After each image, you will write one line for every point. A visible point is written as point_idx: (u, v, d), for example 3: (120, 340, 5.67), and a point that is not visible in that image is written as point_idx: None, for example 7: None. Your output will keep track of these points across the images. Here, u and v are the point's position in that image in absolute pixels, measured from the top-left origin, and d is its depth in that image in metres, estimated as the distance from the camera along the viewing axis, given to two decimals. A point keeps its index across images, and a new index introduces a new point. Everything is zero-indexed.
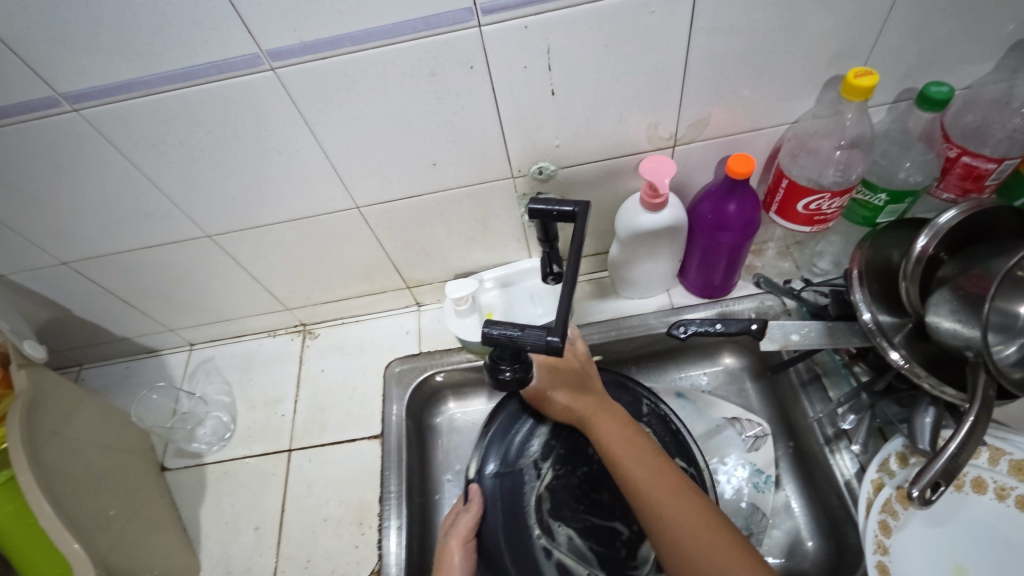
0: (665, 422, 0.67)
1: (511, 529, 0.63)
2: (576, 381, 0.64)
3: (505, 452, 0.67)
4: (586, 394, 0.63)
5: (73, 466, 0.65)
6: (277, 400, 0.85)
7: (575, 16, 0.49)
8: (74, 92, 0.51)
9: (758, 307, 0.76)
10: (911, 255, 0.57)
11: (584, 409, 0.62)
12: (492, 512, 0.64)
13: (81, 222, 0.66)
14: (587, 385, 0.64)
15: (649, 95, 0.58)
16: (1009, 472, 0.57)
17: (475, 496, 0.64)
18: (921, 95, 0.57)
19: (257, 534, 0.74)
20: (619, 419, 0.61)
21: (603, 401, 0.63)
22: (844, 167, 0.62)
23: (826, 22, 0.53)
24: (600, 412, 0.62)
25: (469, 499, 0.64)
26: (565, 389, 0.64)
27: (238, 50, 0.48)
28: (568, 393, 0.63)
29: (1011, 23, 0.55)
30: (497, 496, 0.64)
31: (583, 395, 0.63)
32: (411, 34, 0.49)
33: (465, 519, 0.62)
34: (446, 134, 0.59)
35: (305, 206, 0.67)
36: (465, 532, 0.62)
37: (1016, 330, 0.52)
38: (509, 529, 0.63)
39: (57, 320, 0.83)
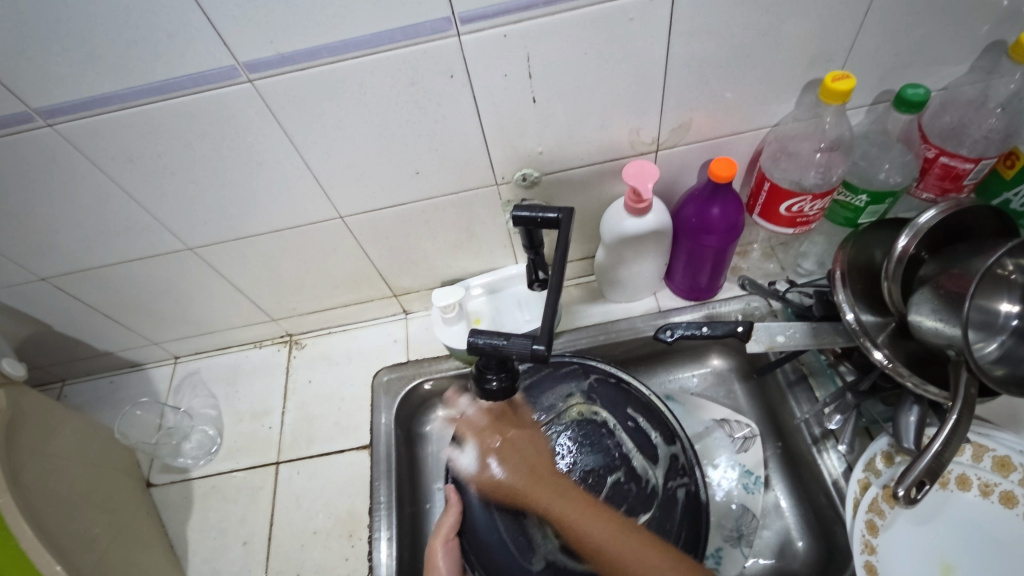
0: (627, 415, 0.66)
1: (514, 530, 0.59)
2: (526, 458, 0.61)
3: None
4: (533, 477, 0.60)
5: (54, 486, 0.64)
6: (264, 412, 0.84)
7: (554, 25, 0.49)
8: (48, 108, 0.50)
9: (744, 308, 0.76)
10: (893, 256, 0.57)
11: (534, 496, 0.59)
12: (482, 521, 0.60)
13: (58, 237, 0.65)
14: (530, 453, 0.62)
15: (631, 100, 0.58)
16: (992, 468, 0.58)
17: (456, 495, 0.62)
18: (898, 97, 0.57)
19: (246, 549, 0.73)
20: (572, 494, 0.59)
21: (551, 480, 0.60)
22: (825, 169, 0.63)
23: (802, 25, 0.53)
24: (546, 492, 0.59)
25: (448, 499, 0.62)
26: (515, 467, 0.61)
27: (214, 62, 0.48)
28: (518, 473, 0.60)
29: (984, 24, 0.56)
30: (485, 502, 0.61)
31: (534, 474, 0.60)
32: (389, 45, 0.49)
33: (444, 520, 0.60)
34: (428, 143, 0.59)
35: (287, 217, 0.67)
36: (447, 530, 0.60)
37: (997, 327, 0.53)
38: (510, 536, 0.59)
39: (37, 336, 0.81)
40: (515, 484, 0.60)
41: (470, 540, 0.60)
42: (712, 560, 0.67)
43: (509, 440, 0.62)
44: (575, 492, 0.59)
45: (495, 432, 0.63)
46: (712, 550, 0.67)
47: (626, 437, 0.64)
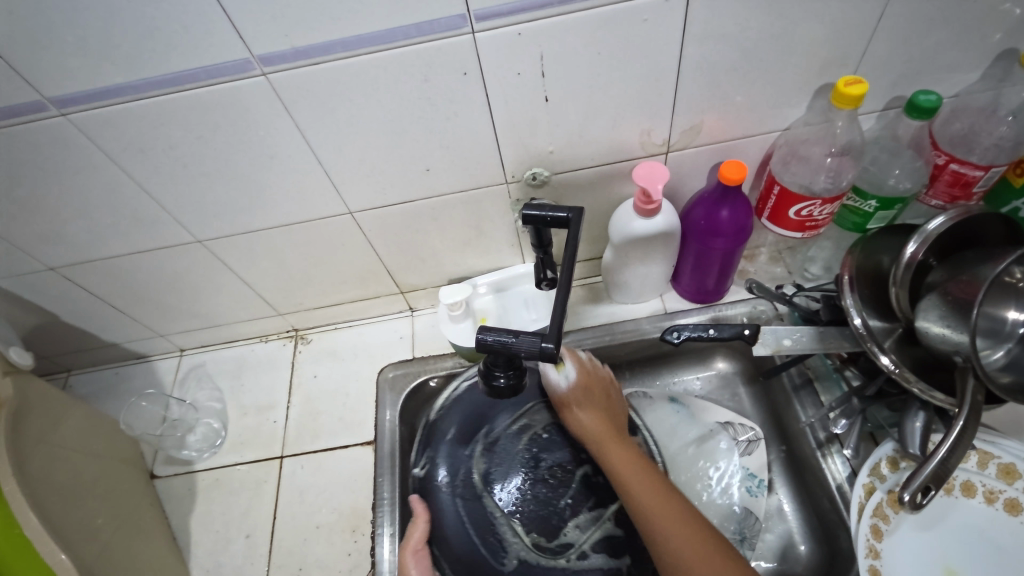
0: None
1: (484, 532, 0.61)
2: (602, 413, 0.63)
3: (455, 455, 0.65)
4: (605, 422, 0.61)
5: (59, 475, 0.65)
6: (269, 406, 0.84)
7: (568, 24, 0.50)
8: (63, 97, 0.50)
9: (750, 311, 0.76)
10: (901, 262, 0.57)
11: (598, 439, 0.60)
12: (454, 526, 0.61)
13: (69, 227, 0.65)
14: (610, 408, 0.64)
15: (643, 101, 0.58)
16: (997, 475, 0.58)
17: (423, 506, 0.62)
18: (910, 103, 0.57)
19: (248, 542, 0.73)
20: (628, 446, 0.59)
21: (618, 435, 0.60)
22: (835, 173, 0.63)
23: (816, 29, 0.53)
24: (609, 441, 0.59)
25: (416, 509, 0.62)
26: (589, 418, 0.62)
27: (229, 55, 0.48)
28: (591, 415, 0.62)
29: (997, 32, 0.56)
30: (455, 506, 0.62)
31: (605, 424, 0.61)
32: (404, 41, 0.49)
33: (413, 532, 0.60)
34: (440, 140, 0.59)
35: (296, 211, 0.67)
36: (417, 542, 0.60)
37: (1004, 335, 0.53)
38: (482, 538, 0.61)
39: (45, 326, 0.81)
40: (588, 424, 0.62)
41: (441, 547, 0.60)
42: None
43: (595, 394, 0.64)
44: (632, 449, 0.59)
45: (587, 378, 0.65)
46: None
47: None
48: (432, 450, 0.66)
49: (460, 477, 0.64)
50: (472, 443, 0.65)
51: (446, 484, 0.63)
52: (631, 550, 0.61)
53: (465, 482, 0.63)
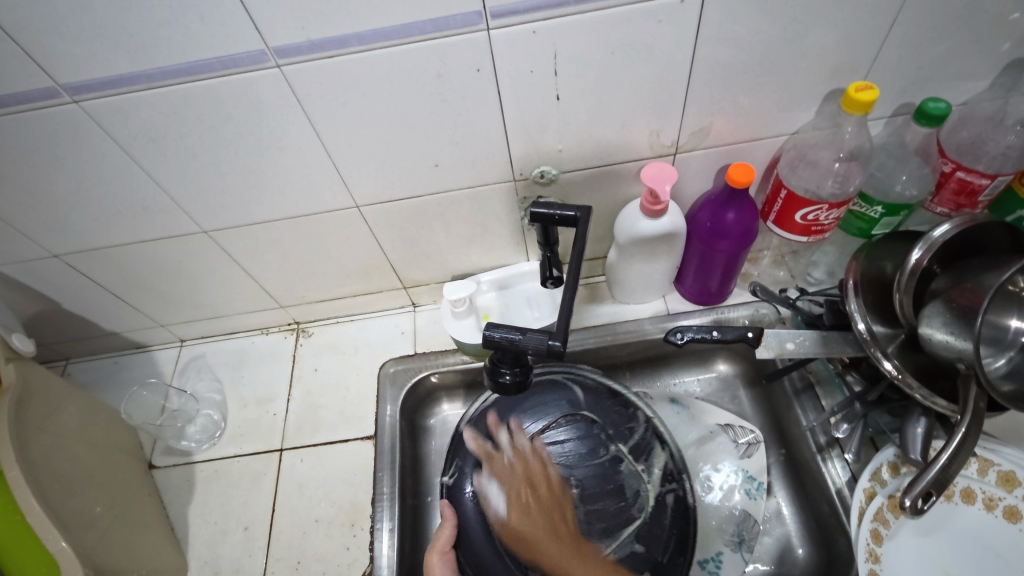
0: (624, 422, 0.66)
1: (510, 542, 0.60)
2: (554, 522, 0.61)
3: (482, 465, 0.64)
4: (558, 540, 0.60)
5: (60, 463, 0.65)
6: (270, 399, 0.84)
7: (583, 23, 0.50)
8: (74, 84, 0.50)
9: (753, 315, 0.77)
10: (906, 268, 0.57)
11: (558, 562, 0.58)
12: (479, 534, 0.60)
13: (74, 214, 0.65)
14: (562, 517, 0.61)
15: (654, 102, 0.58)
16: (997, 482, 0.58)
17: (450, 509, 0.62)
18: (919, 110, 0.57)
19: (247, 534, 0.73)
20: (595, 555, 0.58)
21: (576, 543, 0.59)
22: (843, 178, 0.63)
23: (828, 35, 0.53)
24: (573, 557, 0.58)
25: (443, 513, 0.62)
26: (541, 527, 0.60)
27: (244, 46, 0.48)
28: (545, 533, 0.60)
29: (1006, 42, 0.56)
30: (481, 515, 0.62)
31: (556, 538, 0.60)
32: (418, 36, 0.49)
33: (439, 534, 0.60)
34: (450, 136, 0.59)
35: (303, 204, 0.67)
36: (444, 545, 0.60)
37: (1007, 343, 0.53)
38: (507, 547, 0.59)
39: (46, 313, 0.81)
40: (545, 549, 0.59)
41: (467, 552, 0.60)
42: (712, 565, 0.67)
43: (541, 502, 0.62)
44: (600, 557, 0.58)
45: (530, 488, 0.63)
46: (712, 554, 0.67)
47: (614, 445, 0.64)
48: (460, 458, 0.65)
49: (488, 487, 0.63)
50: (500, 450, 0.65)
51: (473, 492, 0.63)
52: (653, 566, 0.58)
53: (495, 491, 0.62)
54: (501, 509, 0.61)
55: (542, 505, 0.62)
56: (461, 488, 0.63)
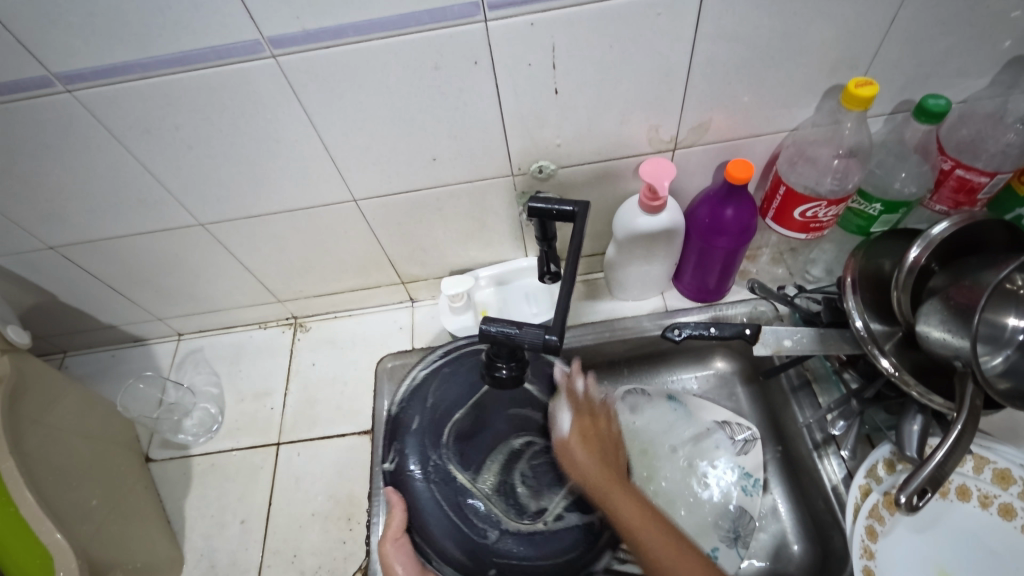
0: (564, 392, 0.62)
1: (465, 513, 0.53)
2: (608, 456, 0.56)
3: (422, 439, 0.57)
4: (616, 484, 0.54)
5: (55, 455, 0.64)
6: (266, 393, 0.84)
7: (582, 16, 0.49)
8: (68, 74, 0.50)
9: (751, 311, 0.76)
10: (904, 265, 0.57)
11: (598, 490, 0.54)
12: (430, 513, 0.53)
13: (70, 206, 0.65)
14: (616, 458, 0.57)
15: (652, 97, 0.58)
16: (992, 480, 0.59)
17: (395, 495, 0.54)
18: (918, 107, 0.57)
19: (243, 528, 0.73)
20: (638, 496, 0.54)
21: (620, 479, 0.55)
22: (842, 175, 0.63)
23: (827, 30, 0.53)
24: (616, 488, 0.53)
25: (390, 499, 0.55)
26: (595, 460, 0.55)
27: (240, 36, 0.48)
28: (594, 463, 0.55)
29: (1006, 39, 0.56)
30: (428, 493, 0.54)
31: (605, 469, 0.55)
32: (416, 27, 0.48)
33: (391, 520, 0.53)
34: (448, 129, 0.59)
35: (300, 197, 0.66)
36: (396, 530, 0.53)
37: (1004, 341, 0.53)
38: (462, 516, 0.53)
39: (42, 305, 0.81)
40: (588, 473, 0.54)
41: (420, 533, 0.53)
42: (708, 560, 0.67)
43: (602, 436, 0.58)
44: (635, 494, 0.54)
45: (587, 425, 0.58)
46: (708, 550, 0.67)
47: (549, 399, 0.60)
48: (399, 441, 0.57)
49: (433, 461, 0.56)
50: (436, 419, 0.58)
51: (417, 471, 0.55)
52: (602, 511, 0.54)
53: (440, 466, 0.55)
54: (563, 428, 0.57)
55: (603, 441, 0.57)
56: (405, 470, 0.55)
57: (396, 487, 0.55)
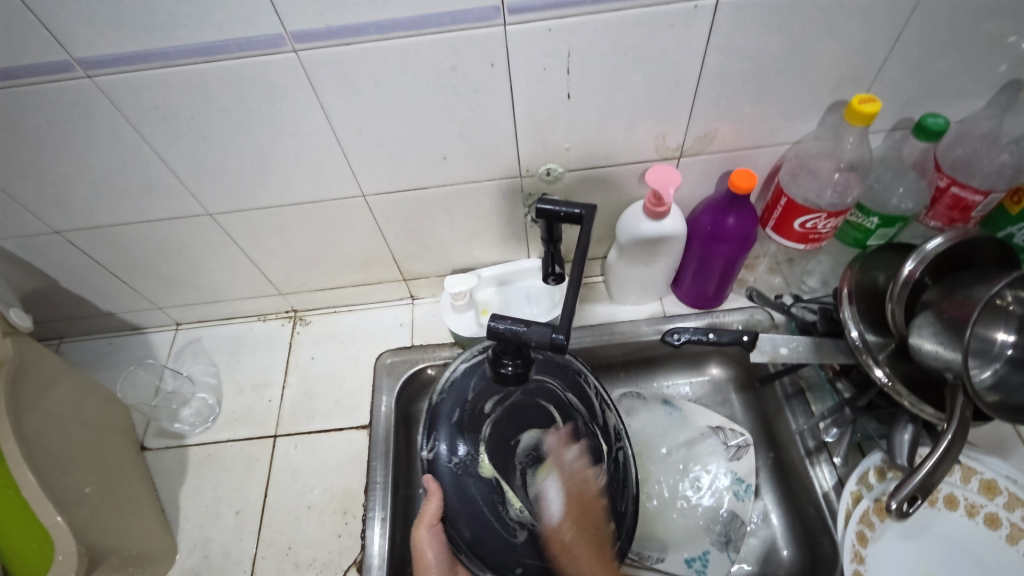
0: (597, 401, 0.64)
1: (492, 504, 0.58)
2: (598, 545, 0.56)
3: (469, 428, 0.61)
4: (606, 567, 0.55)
5: (54, 440, 0.64)
6: (265, 385, 0.84)
7: (598, 23, 0.50)
8: (90, 59, 0.50)
9: (748, 319, 0.77)
10: (898, 279, 0.59)
11: None
12: (466, 506, 0.58)
13: (79, 191, 0.65)
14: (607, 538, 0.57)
15: (661, 106, 0.60)
16: (979, 490, 0.60)
17: (433, 482, 0.60)
18: (918, 125, 0.59)
19: (238, 519, 0.73)
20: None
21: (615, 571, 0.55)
22: (842, 189, 0.64)
23: (833, 47, 0.55)
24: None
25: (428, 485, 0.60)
26: (588, 557, 0.55)
27: (262, 29, 0.48)
28: (588, 560, 0.55)
29: (1003, 64, 0.58)
30: (461, 482, 0.59)
31: (600, 558, 0.55)
32: (436, 28, 0.49)
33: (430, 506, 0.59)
34: (460, 129, 0.60)
35: (309, 190, 0.67)
36: (431, 517, 0.59)
37: (993, 355, 0.55)
38: (493, 513, 0.58)
39: (42, 290, 0.81)
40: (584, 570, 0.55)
41: (453, 522, 0.58)
42: (699, 564, 0.68)
43: (592, 518, 0.57)
44: None
45: (580, 505, 0.58)
46: (698, 554, 0.69)
47: (581, 407, 0.63)
48: (435, 430, 0.62)
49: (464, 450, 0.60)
50: (480, 415, 0.62)
51: (458, 462, 0.60)
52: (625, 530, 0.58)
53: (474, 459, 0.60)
54: (554, 514, 0.57)
55: (596, 524, 0.57)
56: (439, 457, 0.60)
57: (434, 474, 0.60)
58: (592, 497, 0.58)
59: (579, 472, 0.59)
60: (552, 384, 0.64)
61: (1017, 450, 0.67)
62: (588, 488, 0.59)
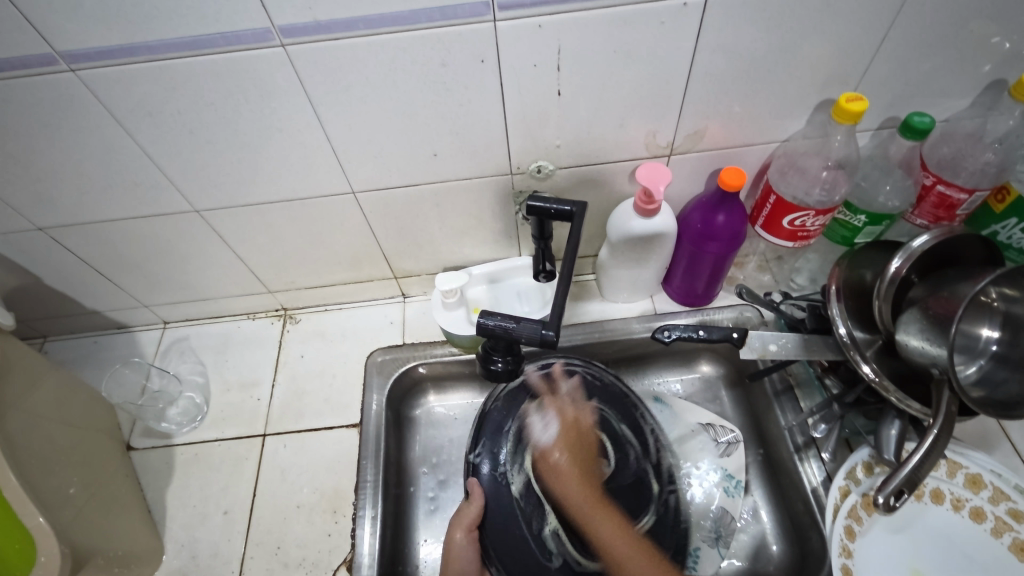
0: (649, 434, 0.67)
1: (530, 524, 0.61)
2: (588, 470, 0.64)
3: (518, 446, 0.65)
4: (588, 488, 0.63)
5: (37, 439, 0.63)
6: (253, 383, 0.83)
7: (588, 20, 0.51)
8: (73, 52, 0.49)
9: (737, 317, 0.78)
10: (885, 276, 0.59)
11: (582, 513, 0.61)
12: (510, 519, 0.62)
13: (63, 187, 0.64)
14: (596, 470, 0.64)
15: (651, 103, 0.60)
16: (964, 484, 0.61)
17: (477, 489, 0.63)
18: (905, 123, 0.60)
19: (226, 519, 0.72)
20: (619, 516, 0.62)
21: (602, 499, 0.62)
22: (830, 186, 0.65)
23: (821, 46, 0.55)
24: (598, 510, 0.62)
25: (470, 491, 0.63)
26: (574, 476, 0.63)
27: (249, 23, 0.48)
28: (575, 482, 0.63)
29: (987, 64, 0.58)
30: (505, 497, 0.63)
31: (587, 484, 0.63)
32: (426, 23, 0.49)
33: (470, 509, 0.61)
34: (450, 126, 0.60)
35: (298, 187, 0.66)
36: (468, 522, 0.61)
37: (978, 351, 0.56)
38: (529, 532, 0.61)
39: (26, 288, 0.79)
40: (571, 491, 0.62)
41: (488, 534, 0.61)
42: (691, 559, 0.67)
43: (583, 443, 0.65)
44: (620, 516, 0.62)
45: (574, 437, 0.66)
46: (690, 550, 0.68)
47: (635, 441, 0.66)
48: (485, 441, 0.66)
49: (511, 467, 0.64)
50: (531, 434, 0.65)
51: (506, 476, 0.63)
52: (657, 562, 0.61)
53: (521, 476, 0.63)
54: (545, 435, 0.65)
55: (585, 450, 0.65)
56: (486, 468, 0.64)
57: (478, 479, 0.63)
58: (591, 436, 0.66)
59: (572, 399, 0.68)
60: (607, 413, 0.67)
61: (1000, 445, 0.68)
62: (581, 421, 0.67)
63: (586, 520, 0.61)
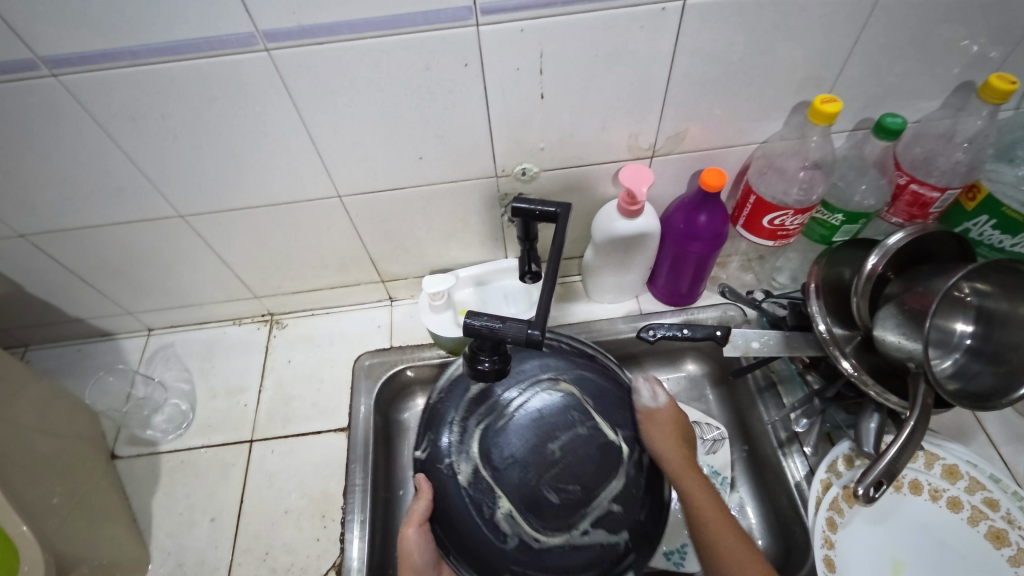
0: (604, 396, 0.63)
1: (484, 509, 0.58)
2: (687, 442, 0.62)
3: (463, 430, 0.61)
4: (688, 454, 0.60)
5: (19, 448, 0.62)
6: (240, 389, 0.83)
7: (569, 24, 0.51)
8: (55, 57, 0.49)
9: (721, 316, 0.79)
10: (862, 273, 0.60)
11: (672, 467, 0.59)
12: (460, 508, 0.59)
13: (44, 193, 0.63)
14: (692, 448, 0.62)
15: (632, 106, 0.61)
16: (942, 475, 0.63)
17: (425, 482, 0.60)
18: (878, 124, 0.61)
19: (213, 526, 0.72)
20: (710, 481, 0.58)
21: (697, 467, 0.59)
22: (808, 186, 0.66)
23: (796, 50, 0.57)
24: (690, 469, 0.59)
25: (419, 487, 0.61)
26: (672, 438, 0.61)
27: (233, 28, 0.48)
28: (671, 443, 0.61)
29: (956, 66, 0.60)
30: (454, 484, 0.60)
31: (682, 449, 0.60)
32: (409, 28, 0.50)
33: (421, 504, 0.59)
34: (435, 129, 0.60)
35: (284, 191, 0.66)
36: (419, 519, 0.59)
37: (953, 345, 0.58)
38: (482, 518, 0.58)
39: (6, 297, 0.78)
40: (667, 448, 0.60)
41: (441, 524, 0.59)
42: (676, 558, 0.69)
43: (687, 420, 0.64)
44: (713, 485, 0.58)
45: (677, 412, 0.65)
46: (676, 547, 0.70)
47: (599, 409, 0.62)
48: (430, 431, 0.62)
49: (459, 452, 0.60)
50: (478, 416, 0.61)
51: (452, 462, 0.60)
52: (631, 526, 0.59)
53: (471, 461, 0.60)
54: (653, 400, 0.65)
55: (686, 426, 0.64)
56: (433, 457, 0.61)
57: (426, 474, 0.61)
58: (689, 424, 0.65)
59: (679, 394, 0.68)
60: (555, 380, 0.63)
61: (976, 436, 0.69)
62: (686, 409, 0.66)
63: (678, 474, 0.58)
